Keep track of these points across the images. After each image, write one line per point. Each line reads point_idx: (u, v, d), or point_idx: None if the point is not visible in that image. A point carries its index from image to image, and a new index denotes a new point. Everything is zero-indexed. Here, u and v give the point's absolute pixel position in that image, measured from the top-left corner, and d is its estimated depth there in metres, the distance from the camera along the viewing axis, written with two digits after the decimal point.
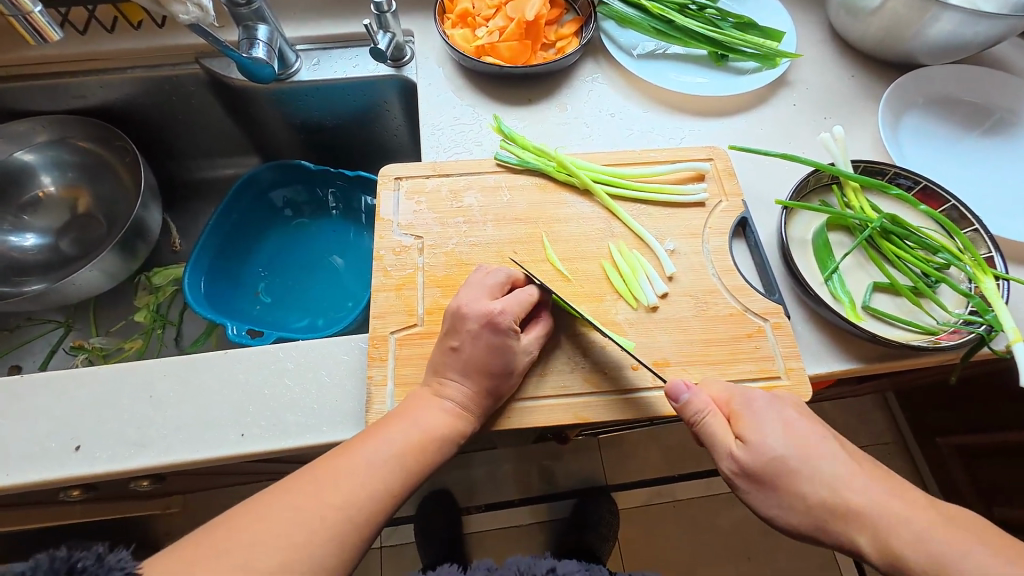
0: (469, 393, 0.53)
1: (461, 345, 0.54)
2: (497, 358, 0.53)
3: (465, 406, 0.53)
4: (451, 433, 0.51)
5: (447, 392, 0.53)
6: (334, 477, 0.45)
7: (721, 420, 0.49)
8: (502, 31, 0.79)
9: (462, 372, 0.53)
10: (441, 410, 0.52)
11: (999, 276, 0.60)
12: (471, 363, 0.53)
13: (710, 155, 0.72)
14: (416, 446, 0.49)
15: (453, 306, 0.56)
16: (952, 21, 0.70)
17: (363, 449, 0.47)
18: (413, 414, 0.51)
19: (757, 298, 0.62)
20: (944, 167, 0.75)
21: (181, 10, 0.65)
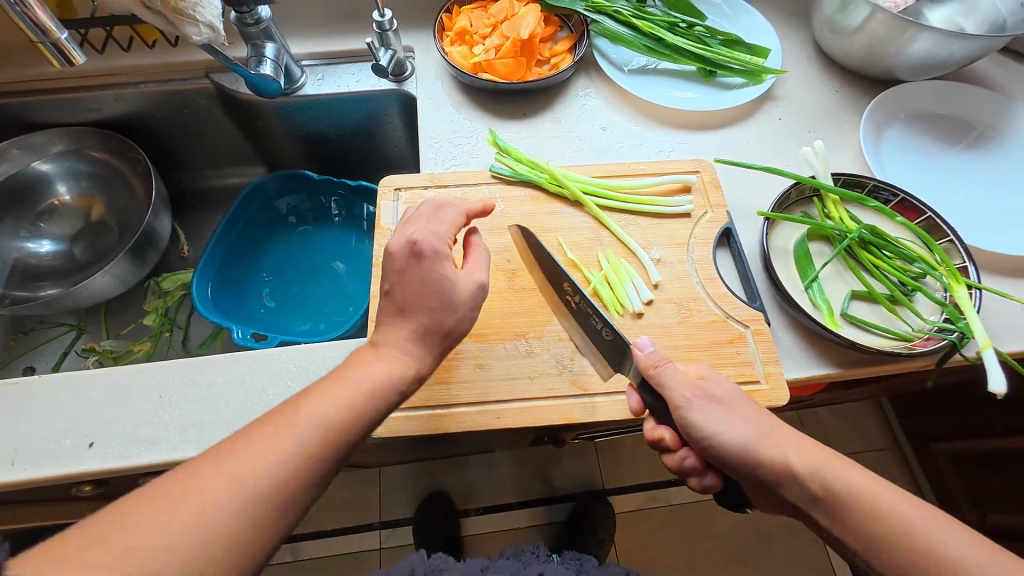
0: (407, 331, 0.49)
1: (393, 284, 0.50)
2: (435, 289, 0.49)
3: (406, 352, 0.49)
4: (397, 377, 0.47)
5: (382, 341, 0.49)
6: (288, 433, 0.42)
7: (673, 368, 0.54)
8: (498, 49, 0.82)
9: (397, 311, 0.49)
10: (383, 359, 0.48)
11: (972, 285, 0.63)
12: (405, 298, 0.49)
13: (696, 167, 0.75)
14: (360, 398, 0.45)
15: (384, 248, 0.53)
16: (929, 41, 0.73)
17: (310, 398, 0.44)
18: (355, 371, 0.47)
19: (739, 305, 0.65)
20: (924, 180, 0.77)
21: (193, 31, 0.67)
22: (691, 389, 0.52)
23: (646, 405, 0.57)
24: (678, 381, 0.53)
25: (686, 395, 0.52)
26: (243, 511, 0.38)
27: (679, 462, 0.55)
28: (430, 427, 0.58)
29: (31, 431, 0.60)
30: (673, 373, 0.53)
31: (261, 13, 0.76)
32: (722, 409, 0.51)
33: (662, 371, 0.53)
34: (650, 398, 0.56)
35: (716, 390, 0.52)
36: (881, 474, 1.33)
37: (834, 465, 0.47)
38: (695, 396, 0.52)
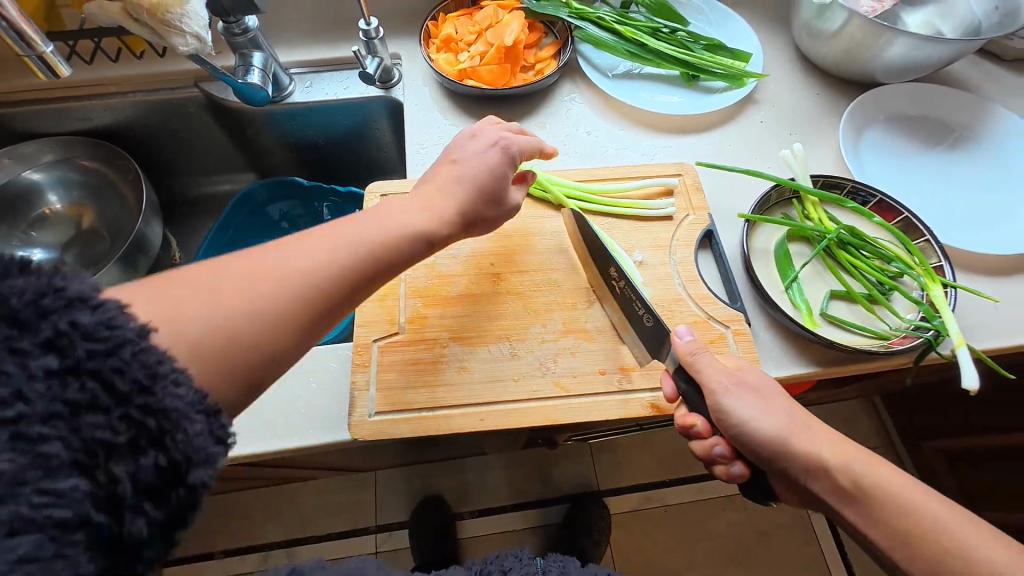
0: (456, 198, 0.56)
1: (460, 159, 0.59)
2: (496, 184, 0.59)
3: (446, 213, 0.55)
4: (428, 231, 0.53)
5: (431, 199, 0.56)
6: (307, 256, 0.45)
7: (710, 356, 0.56)
8: (482, 56, 0.83)
9: (456, 180, 0.57)
10: (426, 211, 0.54)
11: (947, 284, 0.64)
12: (469, 173, 0.58)
13: (678, 170, 0.76)
14: (388, 242, 0.50)
15: (462, 137, 0.62)
16: (905, 44, 0.75)
17: (323, 234, 0.48)
18: (396, 212, 0.53)
19: (720, 306, 0.66)
20: (903, 180, 0.79)
21: (181, 42, 0.68)
22: (727, 377, 0.55)
23: (680, 393, 0.59)
24: (716, 369, 0.55)
25: (723, 381, 0.54)
26: (270, 300, 0.41)
27: (710, 449, 0.56)
28: (415, 430, 0.59)
29: None
30: (710, 360, 0.56)
31: (248, 23, 0.77)
32: (755, 399, 0.53)
33: (698, 359, 0.56)
34: (685, 386, 0.57)
35: (750, 378, 0.55)
36: None
37: (862, 459, 0.49)
38: (732, 383, 0.54)
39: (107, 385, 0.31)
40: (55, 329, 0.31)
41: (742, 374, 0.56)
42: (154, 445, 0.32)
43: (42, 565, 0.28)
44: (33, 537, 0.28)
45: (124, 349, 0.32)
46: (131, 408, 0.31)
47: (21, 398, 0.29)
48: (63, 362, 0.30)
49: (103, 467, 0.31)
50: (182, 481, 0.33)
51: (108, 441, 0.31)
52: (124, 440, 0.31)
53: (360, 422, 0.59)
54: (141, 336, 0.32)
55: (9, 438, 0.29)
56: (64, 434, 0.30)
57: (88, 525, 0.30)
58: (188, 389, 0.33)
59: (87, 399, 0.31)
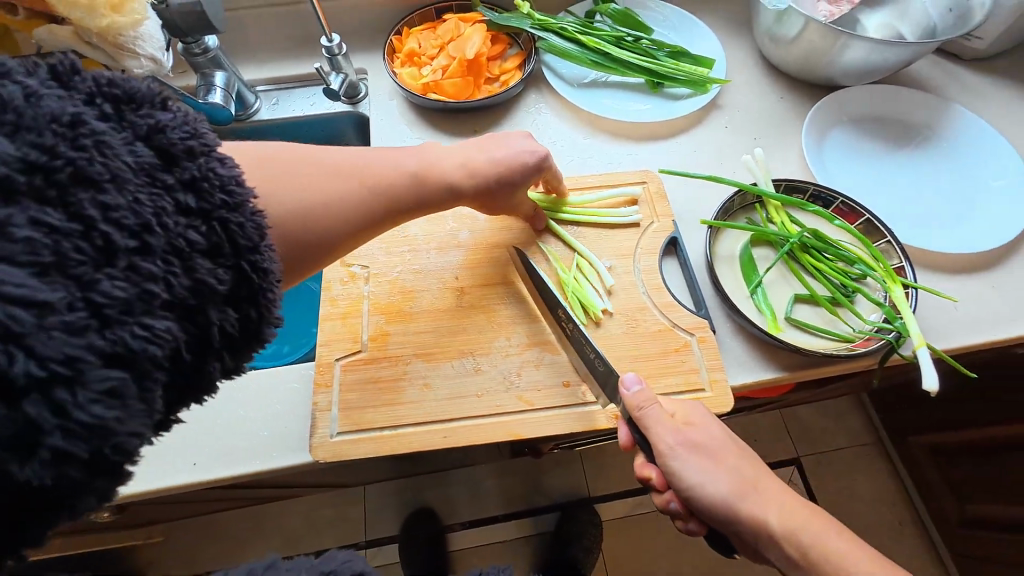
0: (487, 166, 0.62)
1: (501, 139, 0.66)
2: (523, 177, 0.65)
3: (472, 177, 0.61)
4: (449, 189, 0.60)
5: (469, 160, 0.62)
6: (349, 173, 0.51)
7: (659, 411, 0.54)
8: (445, 69, 0.84)
9: (492, 153, 0.63)
10: (457, 171, 0.60)
11: (908, 284, 0.64)
12: (503, 154, 0.64)
13: (642, 178, 0.76)
14: (414, 185, 0.57)
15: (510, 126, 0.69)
16: (861, 48, 0.75)
17: (363, 160, 0.54)
18: (427, 158, 0.59)
19: (684, 314, 0.65)
20: (867, 181, 0.79)
21: (135, 64, 0.68)
22: (675, 437, 0.53)
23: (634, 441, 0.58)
24: (663, 427, 0.53)
25: (669, 441, 0.53)
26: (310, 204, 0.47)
27: (665, 503, 0.57)
28: (378, 449, 0.58)
29: None
30: (659, 416, 0.54)
31: (208, 42, 0.77)
32: (703, 458, 0.52)
33: (645, 413, 0.54)
34: (639, 437, 0.56)
35: (698, 436, 0.53)
36: (861, 469, 1.34)
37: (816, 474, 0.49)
38: (678, 444, 0.53)
39: (225, 237, 0.34)
40: (198, 173, 0.33)
41: (689, 431, 0.53)
42: (245, 304, 0.36)
43: (124, 402, 0.28)
44: (122, 371, 0.28)
45: (244, 211, 0.35)
46: (241, 262, 0.34)
47: (150, 229, 0.30)
48: (198, 204, 0.33)
49: (204, 310, 0.33)
50: (251, 337, 0.37)
51: (214, 287, 0.33)
52: (225, 289, 0.34)
53: (322, 443, 0.58)
54: (256, 202, 0.36)
55: (126, 267, 0.29)
56: (178, 270, 0.31)
57: (177, 358, 0.32)
58: (277, 260, 0.38)
59: (206, 243, 0.33)
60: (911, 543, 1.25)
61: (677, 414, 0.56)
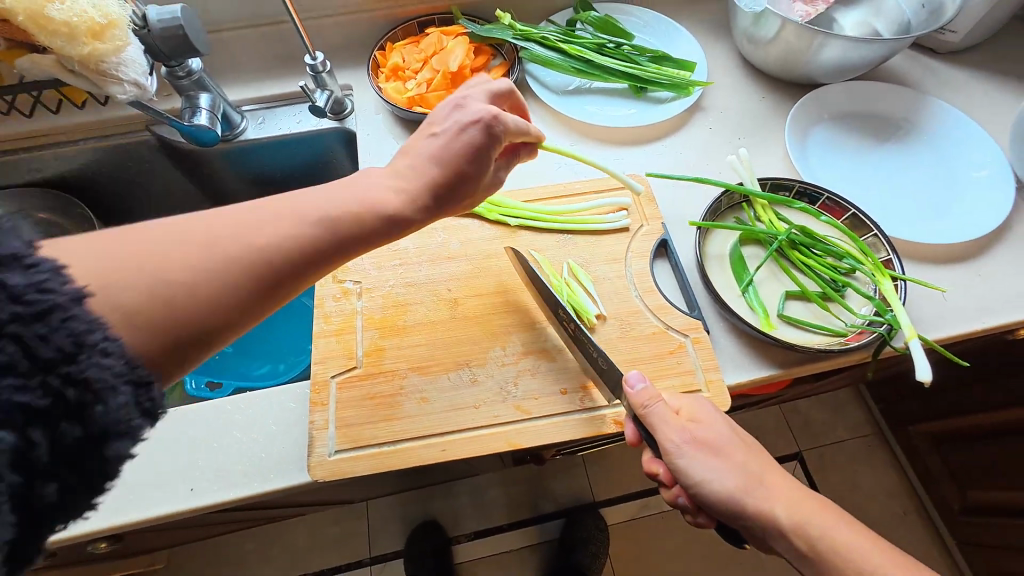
0: (427, 174, 0.51)
1: (441, 128, 0.54)
2: (474, 161, 0.53)
3: (422, 194, 0.51)
4: (396, 214, 0.49)
5: (400, 172, 0.52)
6: (251, 224, 0.42)
7: (665, 408, 0.53)
8: (429, 82, 0.84)
9: (433, 153, 0.52)
10: (398, 188, 0.50)
11: (896, 277, 0.65)
12: (445, 147, 0.52)
13: (630, 182, 0.77)
14: (347, 217, 0.46)
15: (452, 98, 0.57)
16: (836, 46, 0.77)
17: (273, 205, 0.45)
18: (354, 185, 0.49)
19: (677, 315, 0.66)
20: (851, 177, 0.80)
21: (119, 90, 0.67)
22: (681, 435, 0.52)
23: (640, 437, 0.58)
24: (669, 426, 0.52)
25: (676, 440, 0.52)
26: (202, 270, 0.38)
27: (674, 498, 0.56)
28: (377, 466, 0.58)
29: None
30: (665, 413, 0.53)
31: (192, 65, 0.77)
32: (710, 455, 0.51)
33: (651, 411, 0.53)
34: (645, 433, 0.56)
35: (704, 434, 0.52)
36: (864, 461, 1.34)
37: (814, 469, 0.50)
38: (685, 443, 0.52)
39: (28, 351, 0.30)
40: None
41: (695, 429, 0.53)
42: (76, 417, 0.31)
43: None
44: None
45: (55, 314, 0.31)
46: (53, 375, 0.30)
47: None
48: None
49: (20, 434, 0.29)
50: (100, 452, 0.32)
51: (29, 406, 0.29)
52: (46, 406, 0.30)
53: (320, 462, 0.58)
54: (75, 303, 0.32)
55: None
56: None
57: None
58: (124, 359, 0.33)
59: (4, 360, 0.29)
60: (916, 533, 1.26)
61: (683, 411, 0.55)
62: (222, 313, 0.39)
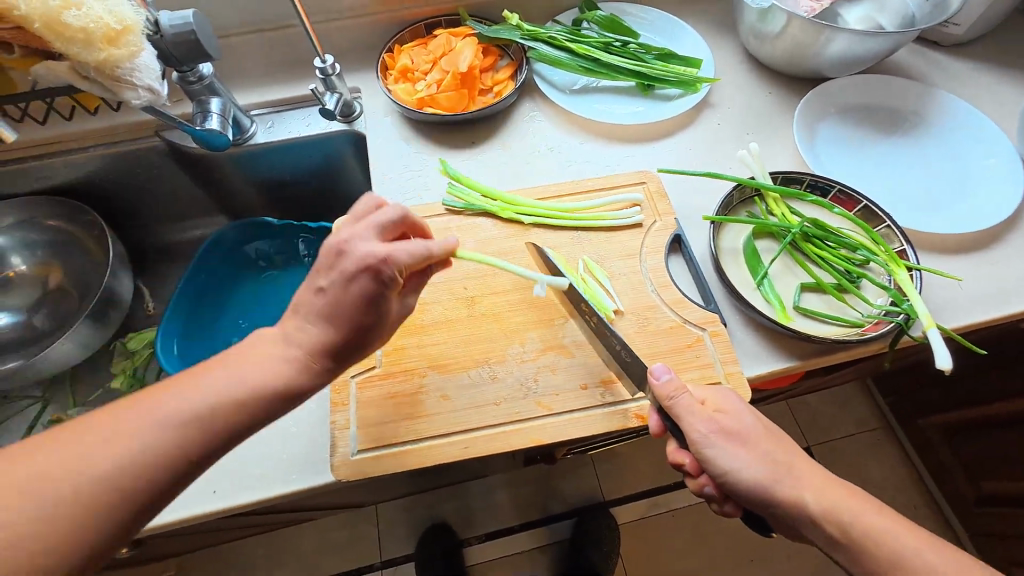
0: (319, 341, 0.47)
1: (329, 285, 0.47)
2: (369, 312, 0.47)
3: (310, 360, 0.47)
4: (285, 389, 0.46)
5: (297, 338, 0.48)
6: (116, 437, 0.41)
7: (691, 398, 0.54)
8: (439, 83, 0.85)
9: (319, 317, 0.47)
10: (285, 358, 0.47)
11: (912, 267, 0.66)
12: (335, 309, 0.47)
13: (641, 179, 0.77)
14: (253, 398, 0.45)
15: (335, 241, 0.49)
16: (844, 41, 0.77)
17: (164, 396, 0.43)
18: (253, 356, 0.47)
19: (694, 309, 0.66)
20: (861, 170, 0.81)
21: (133, 95, 0.68)
22: (707, 426, 0.52)
23: (666, 428, 0.58)
24: (694, 416, 0.52)
25: (702, 431, 0.52)
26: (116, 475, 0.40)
27: (700, 487, 0.56)
28: (401, 465, 0.58)
29: None
30: (691, 404, 0.53)
31: (203, 70, 0.78)
32: (737, 445, 0.51)
33: (676, 402, 0.53)
34: (670, 424, 0.56)
35: (730, 424, 0.52)
36: (875, 454, 1.34)
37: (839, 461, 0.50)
38: (711, 433, 0.52)
39: None
40: None
41: (721, 419, 0.53)
42: None
43: None
44: None
45: None
46: None
47: None
48: None
49: None
50: None
51: None
52: None
53: (343, 462, 0.58)
54: None
55: None
56: None
57: None
58: None
59: None
60: (927, 525, 1.26)
61: (708, 402, 0.55)
62: (84, 551, 0.38)
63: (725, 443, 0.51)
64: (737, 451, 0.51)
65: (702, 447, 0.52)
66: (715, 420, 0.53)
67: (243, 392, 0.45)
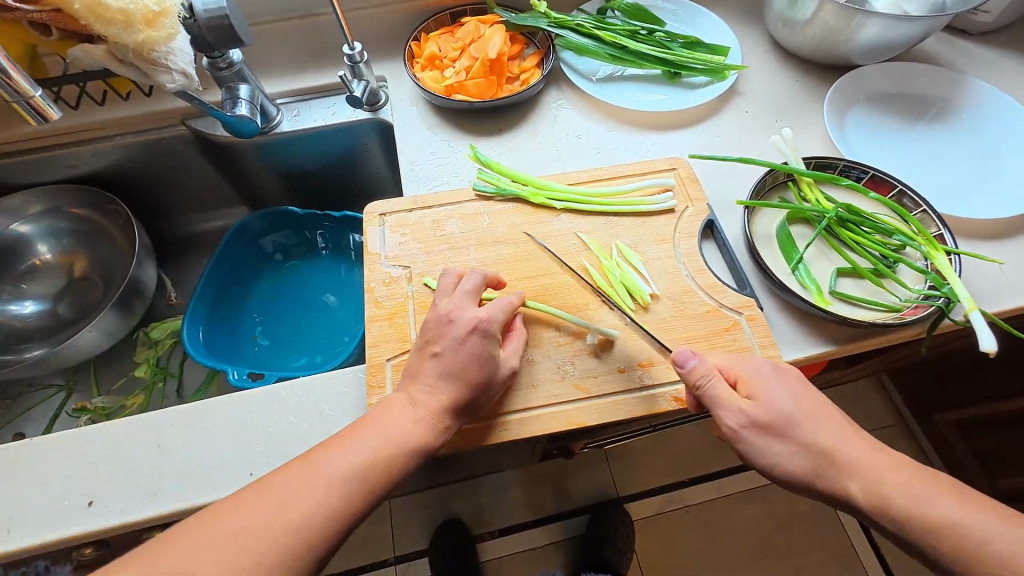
0: (445, 399, 0.54)
1: (444, 349, 0.56)
2: (483, 367, 0.55)
3: (438, 417, 0.54)
4: (421, 445, 0.52)
5: (421, 396, 0.54)
6: (280, 505, 0.46)
7: (722, 383, 0.53)
8: (468, 70, 0.85)
9: (441, 376, 0.54)
10: (415, 418, 0.53)
11: (950, 251, 0.65)
12: (454, 367, 0.54)
13: (672, 165, 0.77)
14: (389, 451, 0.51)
15: (439, 313, 0.58)
16: (876, 26, 0.77)
17: (314, 462, 0.49)
18: (383, 423, 0.52)
19: (730, 294, 0.66)
20: (891, 157, 0.80)
21: (168, 79, 0.68)
22: (740, 414, 0.51)
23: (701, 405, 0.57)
24: (726, 403, 0.52)
25: (735, 417, 0.51)
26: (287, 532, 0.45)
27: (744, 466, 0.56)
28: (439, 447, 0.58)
29: (22, 494, 0.58)
30: (722, 389, 0.52)
31: (233, 56, 0.78)
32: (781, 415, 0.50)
33: (707, 386, 0.53)
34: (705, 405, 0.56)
35: (762, 414, 0.51)
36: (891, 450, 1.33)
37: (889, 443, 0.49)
38: (742, 425, 0.51)
39: None
40: None
41: (751, 409, 0.51)
42: None
43: None
44: None
45: None
46: None
47: None
48: None
49: None
50: None
51: None
52: None
53: None
54: None
55: None
56: None
57: None
58: None
59: None
60: None
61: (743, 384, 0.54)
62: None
63: (762, 433, 0.50)
64: (774, 440, 0.50)
65: (739, 436, 0.51)
66: (748, 407, 0.51)
67: (388, 446, 0.51)
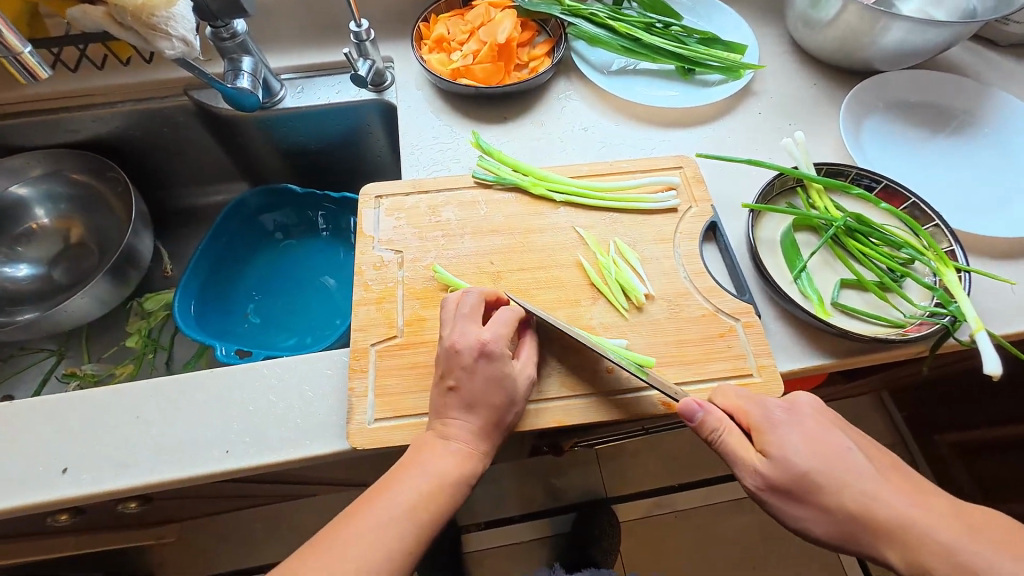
0: (474, 429, 0.54)
1: (459, 384, 0.54)
2: (495, 385, 0.54)
3: (474, 444, 0.54)
4: (463, 475, 0.52)
5: (453, 433, 0.53)
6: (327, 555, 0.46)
7: (735, 436, 0.51)
8: (476, 55, 0.83)
9: (465, 409, 0.54)
10: (450, 452, 0.52)
11: (961, 268, 0.63)
12: (473, 398, 0.54)
13: (678, 163, 0.75)
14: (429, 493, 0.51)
15: (444, 346, 0.56)
16: (901, 30, 0.74)
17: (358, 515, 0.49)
18: (423, 463, 0.52)
19: (728, 298, 0.64)
20: (907, 167, 0.77)
21: (167, 45, 0.67)
22: (756, 474, 0.49)
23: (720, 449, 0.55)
24: (742, 460, 0.50)
25: (753, 475, 0.50)
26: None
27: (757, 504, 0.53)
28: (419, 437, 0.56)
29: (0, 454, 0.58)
30: (735, 444, 0.51)
31: (236, 27, 0.76)
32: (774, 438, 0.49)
33: (720, 440, 0.51)
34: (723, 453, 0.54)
35: (781, 475, 0.48)
36: None
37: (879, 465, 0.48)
38: (761, 487, 0.49)
39: None
40: None
41: (764, 468, 0.49)
42: None
43: None
44: None
45: None
46: None
47: None
48: None
49: None
50: None
51: None
52: None
53: (358, 430, 0.56)
54: None
55: None
56: None
57: None
58: None
59: None
60: None
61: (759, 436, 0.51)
62: None
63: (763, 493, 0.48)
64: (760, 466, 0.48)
65: (762, 497, 0.50)
66: (764, 468, 0.49)
67: (432, 484, 0.51)
